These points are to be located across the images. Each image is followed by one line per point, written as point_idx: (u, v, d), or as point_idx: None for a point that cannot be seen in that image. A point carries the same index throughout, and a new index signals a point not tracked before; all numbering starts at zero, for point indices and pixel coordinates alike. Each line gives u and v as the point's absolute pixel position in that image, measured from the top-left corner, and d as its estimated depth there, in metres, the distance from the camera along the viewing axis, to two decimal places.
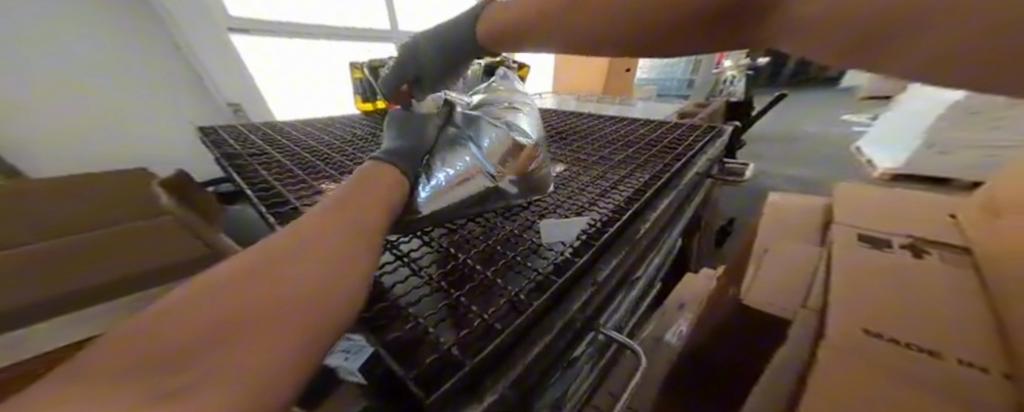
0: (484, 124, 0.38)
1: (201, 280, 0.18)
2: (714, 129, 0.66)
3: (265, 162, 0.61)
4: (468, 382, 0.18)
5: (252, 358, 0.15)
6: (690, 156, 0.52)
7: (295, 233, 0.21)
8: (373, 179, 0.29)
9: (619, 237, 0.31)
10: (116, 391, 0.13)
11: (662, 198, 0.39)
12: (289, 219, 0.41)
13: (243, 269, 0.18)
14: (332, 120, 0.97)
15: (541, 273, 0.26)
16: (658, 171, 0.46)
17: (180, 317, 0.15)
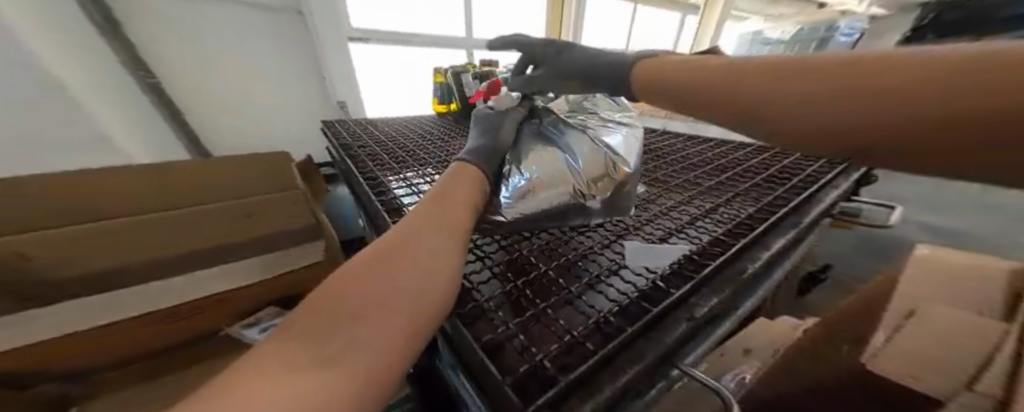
0: (576, 136, 0.38)
1: (349, 268, 0.23)
2: (840, 163, 0.58)
3: (364, 158, 0.70)
4: (559, 397, 0.19)
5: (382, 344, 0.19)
6: (806, 192, 0.47)
7: (413, 233, 0.26)
8: (454, 174, 0.34)
9: (720, 273, 0.30)
10: (302, 348, 0.18)
11: (776, 237, 0.36)
12: (387, 203, 0.51)
13: (375, 261, 0.23)
14: (418, 121, 1.07)
15: (629, 298, 0.27)
16: (763, 205, 0.43)
17: (338, 298, 0.21)
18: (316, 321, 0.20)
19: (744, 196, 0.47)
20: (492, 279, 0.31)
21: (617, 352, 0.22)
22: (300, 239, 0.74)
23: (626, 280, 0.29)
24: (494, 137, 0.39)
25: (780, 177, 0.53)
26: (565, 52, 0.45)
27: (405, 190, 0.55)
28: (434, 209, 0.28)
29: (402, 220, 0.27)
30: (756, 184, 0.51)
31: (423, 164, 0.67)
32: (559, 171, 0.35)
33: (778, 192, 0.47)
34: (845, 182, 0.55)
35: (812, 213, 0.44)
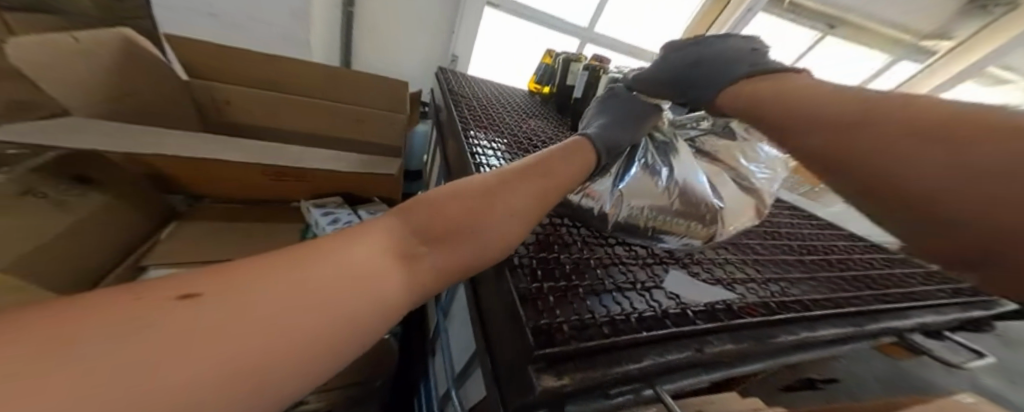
0: (677, 175, 0.38)
1: (451, 186, 0.26)
2: (948, 296, 0.50)
3: (452, 106, 0.77)
4: (560, 356, 0.21)
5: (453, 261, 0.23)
6: (890, 305, 0.41)
7: (504, 180, 0.28)
8: (569, 148, 0.34)
9: (749, 329, 0.29)
10: (392, 230, 0.22)
11: (826, 326, 0.33)
12: (466, 146, 0.57)
13: (473, 189, 0.26)
14: (510, 93, 1.12)
15: (652, 313, 0.28)
16: (827, 295, 0.39)
17: (430, 207, 0.24)
18: (412, 217, 0.23)
19: (814, 280, 0.42)
20: (536, 244, 0.34)
21: (622, 346, 0.24)
22: (372, 151, 0.92)
23: (654, 297, 0.30)
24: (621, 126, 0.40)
25: (871, 283, 0.47)
26: (707, 49, 0.40)
27: (485, 146, 0.60)
28: (541, 171, 0.30)
29: (506, 168, 0.29)
30: (837, 277, 0.46)
31: (504, 131, 0.72)
32: (647, 186, 0.37)
33: (860, 294, 0.42)
34: (950, 320, 0.46)
35: (882, 321, 0.38)
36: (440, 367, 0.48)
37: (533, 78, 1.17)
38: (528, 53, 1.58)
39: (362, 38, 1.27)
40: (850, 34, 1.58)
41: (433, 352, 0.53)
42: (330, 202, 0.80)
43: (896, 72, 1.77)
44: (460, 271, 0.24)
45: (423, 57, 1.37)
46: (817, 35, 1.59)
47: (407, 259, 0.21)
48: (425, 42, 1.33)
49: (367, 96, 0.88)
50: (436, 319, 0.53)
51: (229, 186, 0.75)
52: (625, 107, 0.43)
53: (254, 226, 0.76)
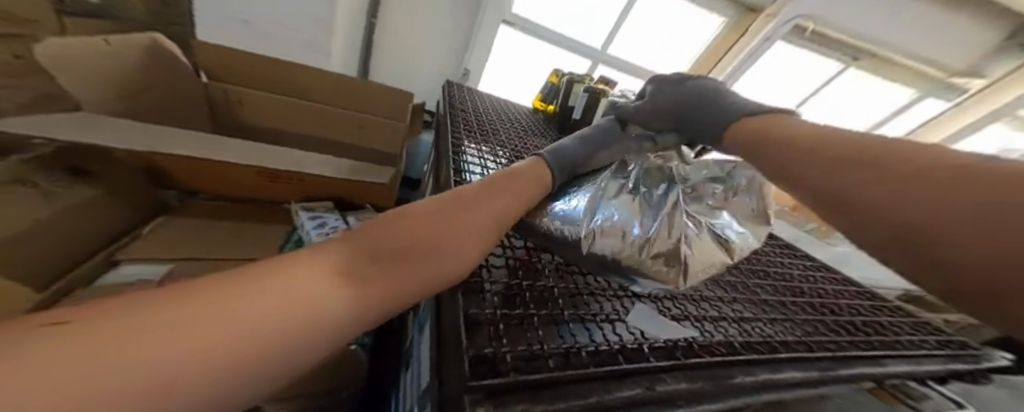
0: (640, 217, 0.35)
1: (413, 205, 0.27)
2: (940, 349, 0.48)
3: (452, 120, 0.79)
4: (496, 388, 0.20)
5: (410, 281, 0.22)
6: (872, 355, 0.40)
7: (467, 200, 0.28)
8: (526, 167, 0.36)
9: (709, 370, 0.28)
10: (345, 245, 0.22)
11: (797, 373, 0.32)
12: (457, 160, 0.58)
13: (433, 207, 0.27)
14: (515, 109, 1.13)
15: (608, 348, 0.27)
16: (803, 340, 0.38)
17: (388, 223, 0.24)
18: (367, 235, 0.23)
19: (794, 324, 0.41)
20: (503, 268, 0.34)
21: (567, 381, 0.23)
22: (366, 158, 0.93)
23: (616, 331, 0.29)
24: (584, 154, 0.41)
25: (856, 331, 0.45)
26: (672, 91, 0.48)
27: (476, 162, 0.61)
28: (499, 190, 0.31)
29: (465, 187, 0.30)
30: (821, 323, 0.44)
31: (500, 147, 0.73)
32: (627, 233, 0.34)
33: (839, 340, 0.40)
34: (937, 371, 0.44)
35: (860, 367, 0.36)
36: (409, 382, 0.47)
37: (538, 96, 1.18)
38: (538, 71, 1.61)
39: (379, 49, 1.32)
40: (877, 64, 1.56)
41: (405, 366, 0.52)
42: (318, 206, 0.80)
43: (919, 108, 1.73)
44: (420, 292, 0.23)
45: (436, 70, 1.41)
46: (843, 65, 1.57)
47: (364, 281, 0.20)
48: (439, 56, 1.37)
49: (374, 105, 0.90)
50: (411, 332, 0.52)
51: (219, 184, 0.77)
52: (600, 138, 0.44)
53: (238, 226, 0.77)
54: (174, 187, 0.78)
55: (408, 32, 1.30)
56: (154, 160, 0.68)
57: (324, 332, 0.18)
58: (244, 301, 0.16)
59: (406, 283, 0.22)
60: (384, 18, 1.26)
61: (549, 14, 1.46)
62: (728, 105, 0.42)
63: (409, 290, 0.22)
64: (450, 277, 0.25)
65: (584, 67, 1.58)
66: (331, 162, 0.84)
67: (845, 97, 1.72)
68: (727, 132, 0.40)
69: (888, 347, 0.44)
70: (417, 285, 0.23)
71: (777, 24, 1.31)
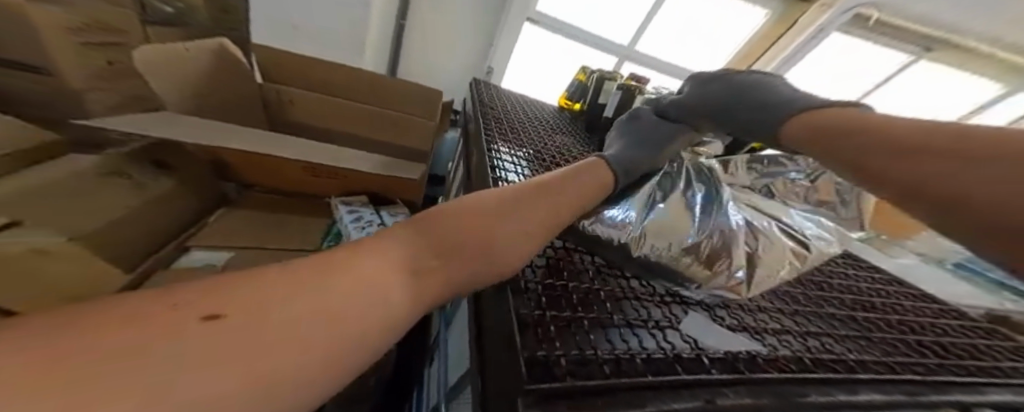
0: (696, 220, 0.34)
1: (464, 199, 0.26)
2: None
3: (480, 118, 0.79)
4: (552, 392, 0.20)
5: (462, 274, 0.22)
6: (961, 380, 0.35)
7: (516, 195, 0.28)
8: (585, 168, 0.35)
9: (775, 385, 0.26)
10: (403, 241, 0.22)
11: (872, 393, 0.29)
12: (488, 157, 0.58)
13: (485, 201, 0.26)
14: (540, 108, 1.12)
15: (663, 357, 0.26)
16: (875, 359, 0.34)
17: (440, 217, 0.24)
18: (420, 229, 0.23)
19: (866, 342, 0.37)
20: (549, 268, 0.33)
21: (623, 390, 0.22)
22: (398, 156, 0.92)
23: (668, 339, 0.28)
24: (634, 154, 0.41)
25: (936, 352, 0.41)
26: (717, 81, 0.45)
27: (507, 159, 0.61)
28: (551, 188, 0.30)
29: (517, 184, 0.30)
30: (896, 342, 0.40)
31: (527, 146, 0.72)
32: (679, 234, 0.34)
33: (920, 363, 0.36)
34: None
35: (952, 396, 0.32)
36: (435, 376, 0.47)
37: (563, 94, 1.16)
38: (564, 69, 1.58)
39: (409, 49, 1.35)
40: (955, 54, 1.43)
41: (431, 359, 0.52)
42: (355, 200, 0.83)
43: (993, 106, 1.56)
44: (469, 285, 0.23)
45: (464, 69, 1.42)
46: (911, 58, 1.45)
47: (417, 273, 0.21)
48: (467, 55, 1.39)
49: (410, 104, 0.93)
50: (437, 327, 0.53)
51: (273, 178, 0.81)
52: (645, 138, 0.44)
53: (284, 219, 0.80)
54: (233, 179, 0.82)
55: (437, 32, 1.32)
56: (219, 155, 0.73)
57: (385, 330, 0.18)
58: (313, 298, 0.16)
59: (458, 276, 0.22)
60: (416, 18, 1.28)
61: (580, 11, 1.45)
62: (784, 99, 0.39)
63: (460, 283, 0.22)
64: (501, 272, 0.24)
65: (611, 64, 1.55)
66: (375, 159, 0.85)
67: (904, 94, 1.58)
68: (780, 127, 0.37)
69: (980, 372, 0.39)
70: (467, 278, 0.23)
71: (832, 13, 1.26)
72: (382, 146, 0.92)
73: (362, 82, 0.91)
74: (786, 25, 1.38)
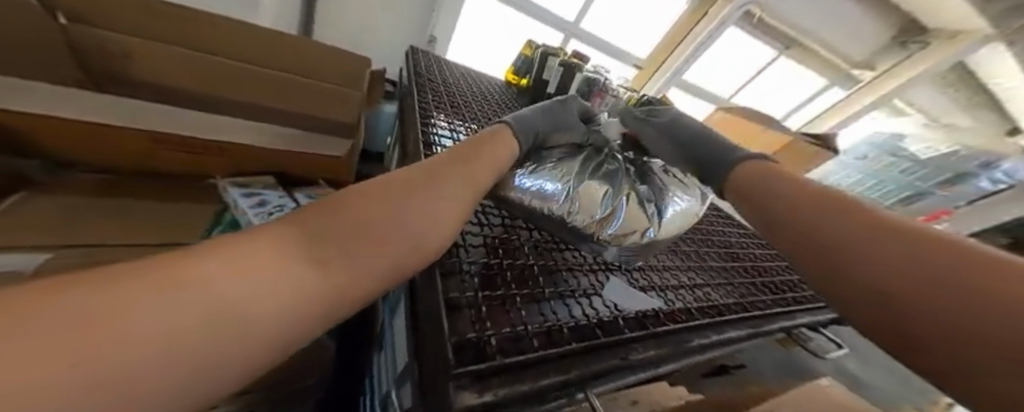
0: (607, 195, 0.36)
1: (368, 183, 0.24)
2: None
3: (417, 90, 0.72)
4: (483, 372, 0.20)
5: (372, 260, 0.20)
6: (792, 311, 0.47)
7: (433, 175, 0.27)
8: (495, 137, 0.34)
9: (671, 334, 0.31)
10: (292, 229, 0.19)
11: (736, 330, 0.37)
12: (427, 132, 0.55)
13: (394, 186, 0.25)
14: (484, 81, 1.07)
15: (586, 321, 0.28)
16: (742, 301, 0.43)
17: (340, 204, 0.22)
18: (316, 217, 0.21)
19: (735, 287, 0.47)
20: (482, 247, 0.32)
21: (551, 358, 0.23)
22: (316, 129, 0.77)
23: (592, 305, 0.31)
24: (549, 128, 0.41)
25: (778, 288, 0.53)
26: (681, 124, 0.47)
27: (446, 134, 0.58)
28: (473, 167, 0.30)
29: (429, 161, 0.28)
30: (754, 284, 0.51)
31: (471, 120, 0.69)
32: (592, 209, 0.35)
33: (766, 299, 0.47)
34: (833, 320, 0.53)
35: (781, 322, 0.43)
36: (383, 365, 0.44)
37: (511, 68, 1.11)
38: (506, 41, 1.53)
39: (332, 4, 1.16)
40: (808, 54, 1.70)
41: (379, 347, 0.49)
42: (254, 183, 0.70)
43: (826, 97, 1.93)
44: (382, 271, 0.21)
45: (402, 33, 1.28)
46: (776, 54, 1.71)
47: (320, 261, 0.19)
48: (404, 18, 1.25)
49: (320, 67, 0.77)
50: (382, 315, 0.50)
51: (122, 154, 0.65)
52: (560, 117, 0.44)
53: (133, 204, 0.65)
54: (36, 155, 0.60)
55: None
56: (7, 124, 0.53)
57: (268, 337, 0.16)
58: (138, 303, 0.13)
59: (369, 264, 0.20)
60: None
61: None
62: (722, 153, 0.40)
63: (372, 270, 0.20)
64: (420, 255, 0.23)
65: (558, 39, 1.53)
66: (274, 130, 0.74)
67: (779, 83, 1.86)
68: (729, 172, 0.37)
69: (799, 301, 0.52)
70: (384, 266, 0.21)
71: (731, 9, 1.32)
72: (294, 117, 0.74)
73: (252, 38, 0.71)
74: (701, 13, 1.45)
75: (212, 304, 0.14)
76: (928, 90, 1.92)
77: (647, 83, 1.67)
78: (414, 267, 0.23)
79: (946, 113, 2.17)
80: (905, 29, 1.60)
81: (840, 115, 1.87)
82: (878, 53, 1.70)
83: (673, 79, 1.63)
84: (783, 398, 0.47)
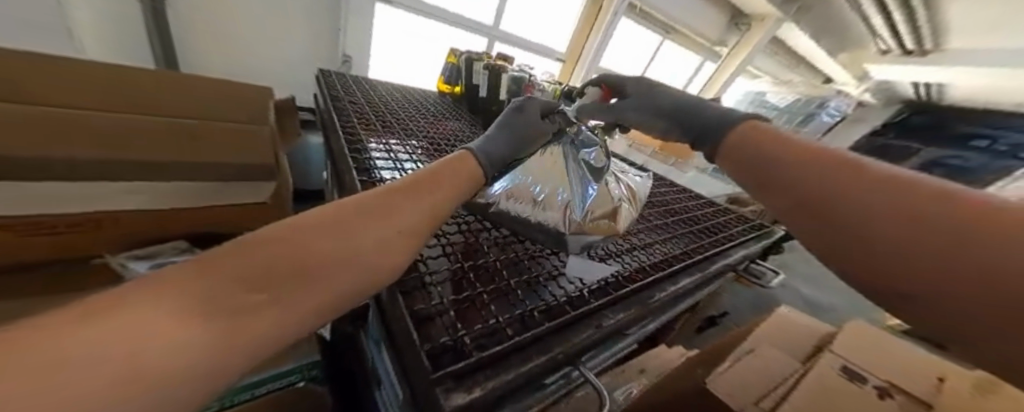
0: (566, 196, 0.36)
1: (315, 213, 0.21)
2: (765, 231, 0.68)
3: (340, 115, 0.68)
4: (466, 370, 0.20)
5: (319, 293, 0.19)
6: (728, 247, 0.54)
7: (387, 195, 0.25)
8: (458, 160, 0.32)
9: (634, 294, 0.34)
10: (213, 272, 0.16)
11: (687, 277, 0.42)
12: (360, 157, 0.52)
13: (343, 214, 0.22)
14: (413, 93, 1.05)
15: (557, 300, 0.30)
16: (687, 249, 0.49)
17: (275, 240, 0.19)
18: (242, 256, 0.17)
19: (679, 238, 0.53)
20: (442, 255, 0.32)
21: (529, 342, 0.24)
22: (189, 177, 0.60)
23: (560, 285, 0.33)
24: (514, 135, 0.40)
25: (713, 230, 0.61)
26: (656, 96, 0.47)
27: (382, 156, 0.56)
28: (428, 186, 0.27)
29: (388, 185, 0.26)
30: (695, 231, 0.58)
31: (409, 137, 0.67)
32: (557, 203, 0.35)
33: (706, 243, 0.53)
34: (757, 248, 0.62)
35: (722, 261, 0.50)
36: (384, 400, 0.41)
37: (439, 78, 1.09)
38: (425, 56, 1.52)
39: (212, 40, 1.02)
40: (684, 38, 2.02)
41: (373, 387, 0.46)
42: (163, 249, 0.58)
43: (704, 70, 2.25)
44: (329, 298, 0.19)
45: (305, 59, 1.19)
46: (661, 38, 1.96)
47: (255, 307, 0.16)
48: (305, 44, 1.16)
49: (207, 102, 0.64)
50: (367, 352, 0.47)
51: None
52: (526, 118, 0.42)
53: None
54: None
55: (250, 15, 1.03)
56: None
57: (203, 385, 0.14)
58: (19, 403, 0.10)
59: (315, 295, 0.19)
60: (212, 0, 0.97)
61: None
62: (712, 117, 0.40)
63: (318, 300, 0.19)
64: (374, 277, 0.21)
65: (476, 45, 1.55)
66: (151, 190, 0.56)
67: (671, 65, 2.15)
68: (724, 133, 0.38)
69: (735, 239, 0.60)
70: (327, 294, 0.19)
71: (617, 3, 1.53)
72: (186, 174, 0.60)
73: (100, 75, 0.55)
74: (595, 9, 1.63)
75: (135, 378, 0.12)
76: (763, 55, 2.44)
77: (571, 76, 1.79)
78: (373, 287, 0.21)
79: (784, 70, 2.80)
80: (734, 14, 2.05)
81: (716, 84, 2.19)
82: (726, 33, 2.13)
83: (590, 68, 1.77)
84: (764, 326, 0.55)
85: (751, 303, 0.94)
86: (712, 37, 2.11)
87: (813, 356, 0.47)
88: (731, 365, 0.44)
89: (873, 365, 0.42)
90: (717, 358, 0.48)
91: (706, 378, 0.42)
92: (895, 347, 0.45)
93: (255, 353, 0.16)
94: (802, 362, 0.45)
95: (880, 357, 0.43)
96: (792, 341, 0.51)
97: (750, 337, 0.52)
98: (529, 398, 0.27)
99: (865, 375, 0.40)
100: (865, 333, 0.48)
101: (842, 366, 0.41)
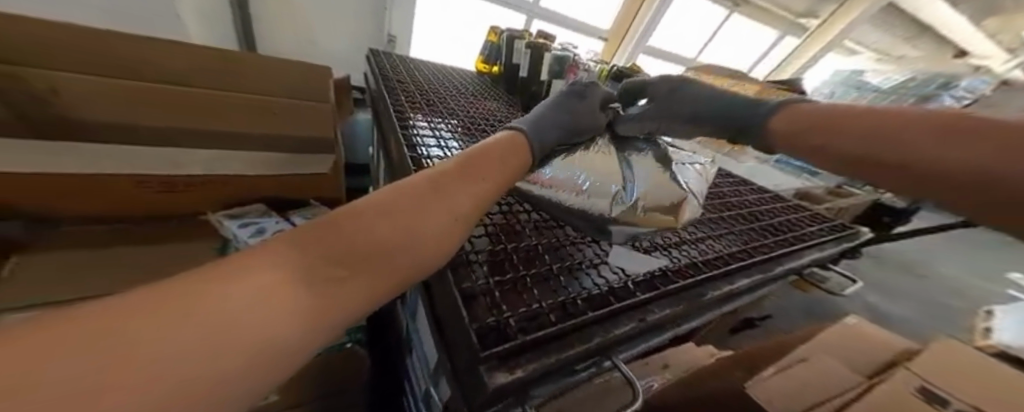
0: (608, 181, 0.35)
1: (376, 195, 0.22)
2: (844, 234, 0.60)
3: (389, 93, 0.70)
4: (509, 351, 0.21)
5: (387, 273, 0.20)
6: (795, 249, 0.49)
7: (439, 176, 0.25)
8: (502, 140, 0.32)
9: (682, 291, 0.33)
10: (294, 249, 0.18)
11: (744, 277, 0.39)
12: (404, 134, 0.54)
13: (402, 195, 0.23)
14: (455, 73, 1.06)
15: (599, 290, 0.29)
16: (745, 247, 0.45)
17: (346, 220, 0.20)
18: (318, 233, 0.19)
19: (736, 234, 0.49)
20: (486, 236, 0.33)
21: (570, 329, 0.24)
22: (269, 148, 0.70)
23: (602, 274, 0.32)
24: (561, 112, 0.38)
25: (777, 229, 0.56)
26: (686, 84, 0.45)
27: (427, 133, 0.57)
28: (477, 169, 0.28)
29: (439, 167, 0.26)
30: (754, 228, 0.53)
31: (451, 116, 0.68)
32: (604, 188, 0.34)
33: (770, 242, 0.49)
34: (836, 251, 0.56)
35: (785, 263, 0.46)
36: (417, 365, 0.44)
37: (480, 58, 1.08)
38: (466, 33, 1.51)
39: (275, 22, 1.09)
40: (758, 9, 1.80)
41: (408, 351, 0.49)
42: (250, 210, 0.68)
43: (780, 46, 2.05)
44: (394, 279, 0.21)
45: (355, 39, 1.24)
46: (729, 11, 1.76)
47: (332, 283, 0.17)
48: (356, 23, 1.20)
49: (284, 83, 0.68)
50: (405, 320, 0.50)
51: (94, 201, 0.59)
52: (571, 99, 0.41)
53: (115, 252, 0.60)
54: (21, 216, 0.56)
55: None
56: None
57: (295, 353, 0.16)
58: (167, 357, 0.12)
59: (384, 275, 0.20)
60: None
61: None
62: (754, 107, 0.39)
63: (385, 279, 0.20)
64: (432, 257, 0.22)
65: (520, 21, 1.51)
66: (234, 158, 0.67)
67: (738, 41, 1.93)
68: (767, 122, 0.37)
69: (801, 240, 0.54)
70: (394, 274, 0.21)
71: None
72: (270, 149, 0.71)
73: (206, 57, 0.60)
74: None
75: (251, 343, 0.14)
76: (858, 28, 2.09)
77: (616, 54, 1.69)
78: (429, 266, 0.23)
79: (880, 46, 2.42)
80: None
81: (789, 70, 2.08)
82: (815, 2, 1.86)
83: (641, 46, 1.66)
84: (822, 336, 0.50)
85: (806, 309, 0.86)
86: (795, 6, 1.83)
87: (877, 372, 0.43)
88: (778, 371, 0.42)
89: (959, 389, 0.37)
90: (760, 361, 0.45)
91: (744, 381, 0.41)
92: (989, 376, 0.40)
93: (344, 318, 0.18)
94: (866, 378, 0.41)
95: (970, 382, 0.39)
96: (855, 355, 0.47)
97: (802, 345, 0.48)
98: (562, 379, 0.28)
99: (946, 399, 0.36)
100: (954, 356, 0.42)
101: (918, 386, 0.37)
